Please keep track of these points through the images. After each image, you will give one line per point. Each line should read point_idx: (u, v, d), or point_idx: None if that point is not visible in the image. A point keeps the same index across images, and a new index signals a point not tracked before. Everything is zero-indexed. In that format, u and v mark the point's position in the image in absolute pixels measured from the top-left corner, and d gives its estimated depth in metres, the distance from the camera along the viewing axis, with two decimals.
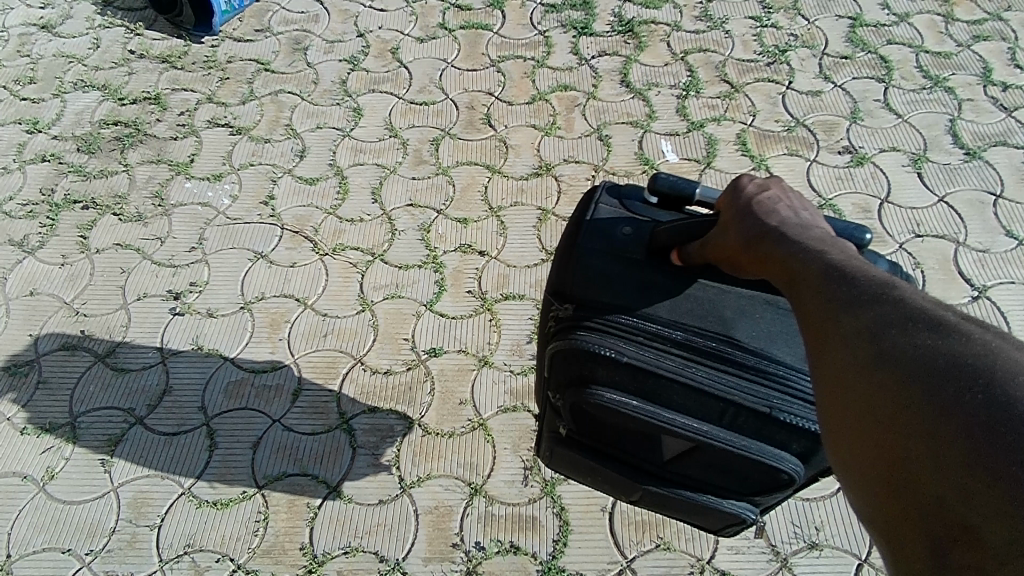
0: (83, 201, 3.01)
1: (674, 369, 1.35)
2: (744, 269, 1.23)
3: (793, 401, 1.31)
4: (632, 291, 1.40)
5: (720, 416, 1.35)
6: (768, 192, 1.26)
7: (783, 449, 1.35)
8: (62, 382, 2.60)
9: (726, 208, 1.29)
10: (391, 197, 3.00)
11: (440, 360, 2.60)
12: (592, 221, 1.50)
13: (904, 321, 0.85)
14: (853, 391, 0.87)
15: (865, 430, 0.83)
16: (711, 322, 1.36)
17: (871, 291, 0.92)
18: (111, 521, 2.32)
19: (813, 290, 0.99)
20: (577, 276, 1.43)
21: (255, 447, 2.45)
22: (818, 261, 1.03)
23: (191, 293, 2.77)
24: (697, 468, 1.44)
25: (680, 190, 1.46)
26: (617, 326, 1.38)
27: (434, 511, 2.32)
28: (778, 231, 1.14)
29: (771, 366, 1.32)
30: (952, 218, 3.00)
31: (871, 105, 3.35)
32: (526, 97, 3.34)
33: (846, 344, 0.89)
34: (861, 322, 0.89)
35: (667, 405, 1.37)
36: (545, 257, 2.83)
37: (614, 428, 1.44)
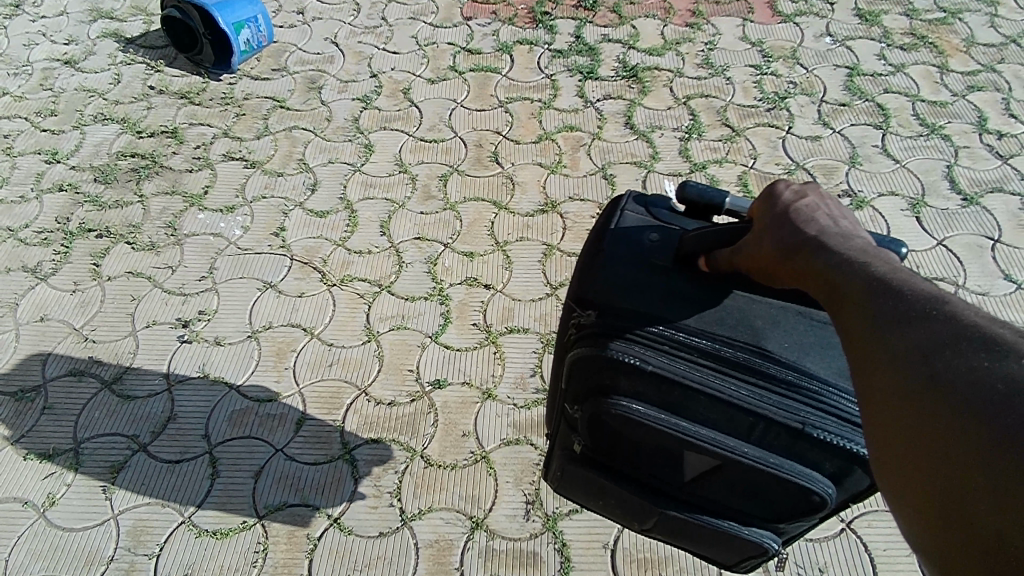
0: (97, 229, 3.07)
1: (701, 381, 1.33)
2: (778, 280, 1.20)
3: (826, 417, 1.28)
4: (657, 297, 1.41)
5: (749, 431, 1.32)
6: (806, 202, 1.23)
7: (815, 469, 1.32)
8: (67, 408, 2.61)
9: (760, 217, 1.28)
10: (399, 231, 3.06)
11: (444, 392, 2.62)
12: (618, 229, 1.53)
13: (956, 340, 0.81)
14: (899, 412, 0.82)
15: (912, 453, 0.80)
16: (742, 332, 1.35)
17: (919, 305, 0.87)
18: (110, 548, 2.31)
19: (856, 302, 0.95)
20: (601, 281, 1.45)
21: (256, 476, 2.45)
22: (859, 273, 0.99)
23: (200, 321, 2.80)
24: (718, 490, 1.42)
25: (709, 199, 1.49)
26: (643, 334, 1.38)
27: (434, 545, 2.30)
28: (817, 241, 1.11)
29: (803, 380, 1.30)
30: (951, 262, 3.05)
31: (869, 150, 3.44)
32: (532, 136, 3.43)
33: (892, 362, 0.85)
34: (910, 340, 0.85)
35: (692, 418, 1.35)
36: (549, 292, 2.87)
37: (633, 444, 1.43)
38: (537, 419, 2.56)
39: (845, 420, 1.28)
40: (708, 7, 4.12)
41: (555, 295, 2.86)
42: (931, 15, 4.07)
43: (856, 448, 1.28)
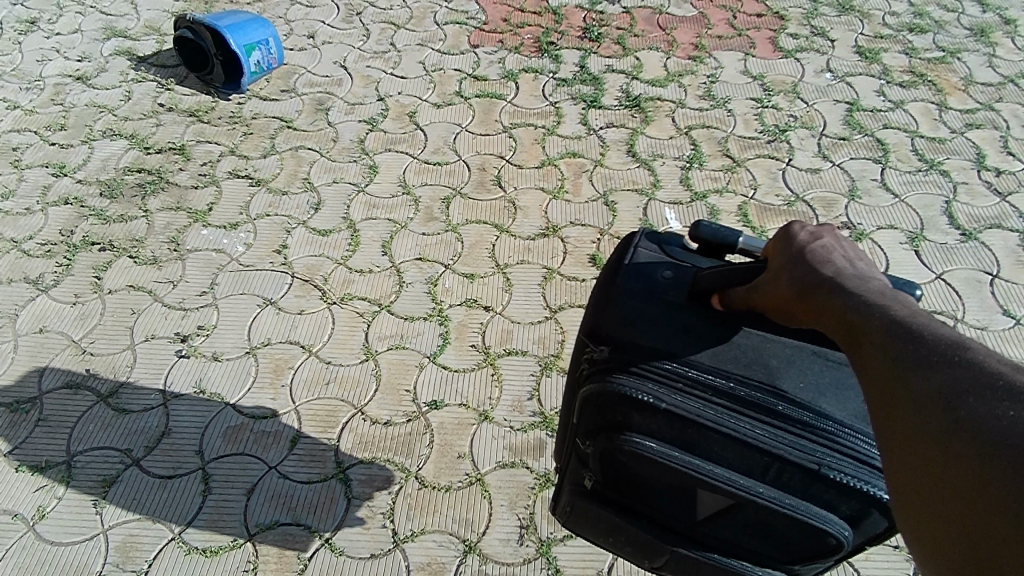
0: (101, 243, 3.09)
1: (716, 420, 1.32)
2: (796, 319, 1.21)
3: (843, 459, 1.28)
4: (670, 334, 1.41)
5: (764, 471, 1.32)
6: (822, 241, 1.25)
7: (832, 511, 1.32)
8: (61, 420, 2.60)
9: (777, 256, 1.29)
10: (401, 251, 3.08)
11: (441, 413, 2.61)
12: (631, 264, 1.53)
13: (979, 387, 0.81)
14: (924, 458, 0.83)
15: (936, 500, 0.80)
16: (757, 371, 1.35)
17: (941, 350, 0.88)
18: (98, 564, 2.28)
19: (877, 343, 0.95)
20: (615, 316, 1.46)
21: (249, 494, 2.43)
22: (877, 314, 1.00)
23: (199, 336, 2.80)
24: (731, 529, 1.41)
25: (723, 238, 1.51)
26: (656, 371, 1.38)
27: (426, 568, 2.27)
28: (834, 282, 1.12)
29: (818, 421, 1.29)
30: (950, 296, 3.06)
31: (869, 183, 3.47)
32: (536, 161, 3.47)
33: (916, 408, 0.86)
34: (932, 385, 0.85)
35: (706, 457, 1.34)
36: (549, 315, 2.87)
37: (645, 482, 1.42)
38: (534, 442, 2.55)
39: (860, 462, 1.27)
40: (711, 41, 4.20)
41: (554, 319, 2.86)
42: (930, 53, 4.14)
43: (874, 490, 1.27)
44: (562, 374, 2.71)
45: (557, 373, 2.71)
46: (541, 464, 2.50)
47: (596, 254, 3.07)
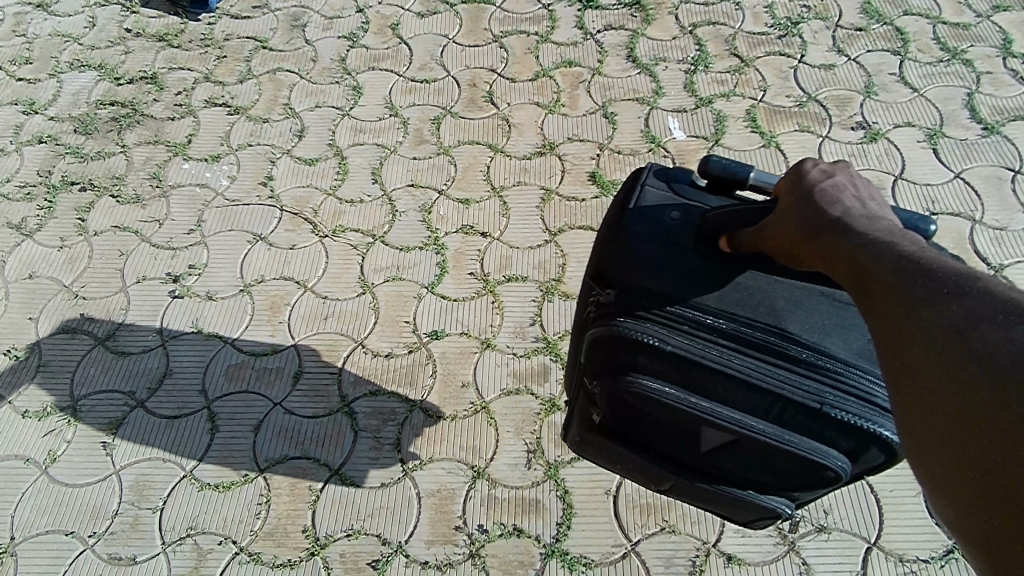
0: (81, 182, 2.97)
1: (720, 361, 1.27)
2: (800, 260, 1.14)
3: (849, 399, 1.23)
4: (676, 278, 1.33)
5: (767, 410, 1.27)
6: (831, 178, 1.16)
7: (834, 446, 1.27)
8: (62, 365, 2.57)
9: (784, 193, 1.21)
10: (392, 177, 2.95)
11: (442, 343, 2.56)
12: (638, 207, 1.41)
13: (997, 316, 0.75)
14: (935, 397, 0.77)
15: (950, 440, 0.74)
16: (762, 313, 1.28)
17: (953, 283, 0.81)
18: (114, 503, 2.31)
19: (885, 282, 0.90)
20: (619, 258, 1.37)
21: (256, 431, 2.43)
22: (886, 252, 0.94)
23: (191, 275, 2.73)
24: (736, 463, 1.37)
25: (731, 174, 1.37)
26: (661, 314, 1.31)
27: (437, 495, 2.29)
28: (842, 220, 1.05)
29: (825, 361, 1.24)
30: (968, 195, 2.92)
31: (885, 78, 3.25)
32: (529, 73, 3.26)
33: (927, 346, 0.80)
34: (947, 321, 0.79)
35: (711, 397, 1.29)
36: (548, 239, 2.77)
37: (650, 420, 1.38)
38: (536, 368, 2.51)
39: (866, 401, 1.23)
40: None
41: (554, 242, 2.76)
42: None
43: (877, 429, 1.23)
44: (564, 299, 2.64)
45: (558, 298, 2.64)
46: (547, 389, 2.47)
47: (596, 172, 2.94)
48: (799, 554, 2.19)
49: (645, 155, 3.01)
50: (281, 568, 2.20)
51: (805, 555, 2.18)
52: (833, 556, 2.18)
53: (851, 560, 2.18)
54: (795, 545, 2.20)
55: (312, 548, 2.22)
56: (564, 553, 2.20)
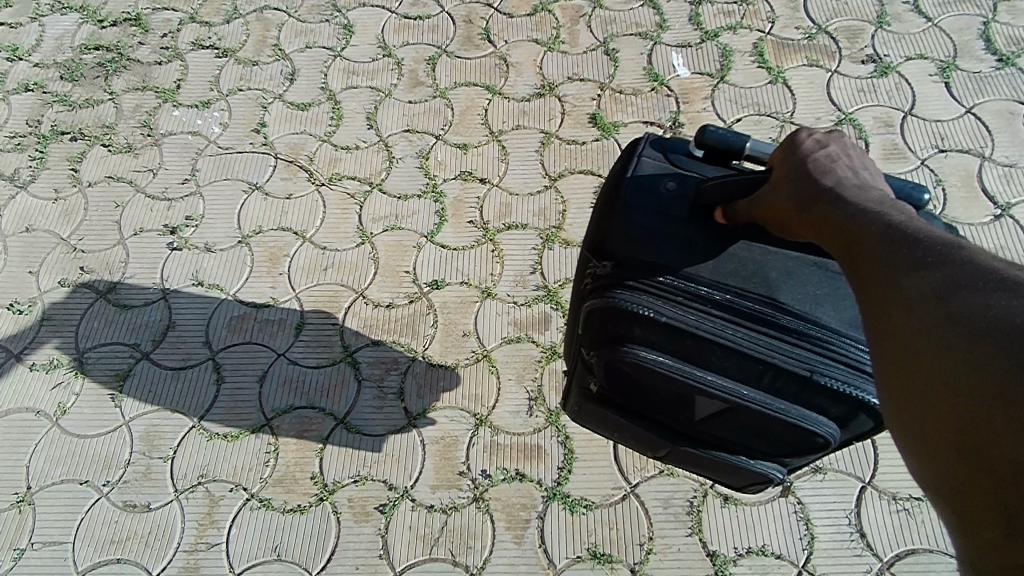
0: (71, 131, 2.91)
1: (714, 331, 1.31)
2: (792, 229, 1.20)
3: (837, 366, 1.28)
4: (672, 250, 1.36)
5: (759, 378, 1.33)
6: (826, 149, 1.23)
7: (822, 413, 1.35)
8: (65, 319, 2.58)
9: (778, 164, 1.27)
10: (387, 122, 2.88)
11: (443, 292, 2.56)
12: (634, 177, 1.42)
13: (975, 282, 0.81)
14: (912, 356, 0.83)
15: (922, 392, 0.80)
16: (756, 284, 1.32)
17: (936, 253, 0.88)
18: (125, 453, 2.37)
19: (874, 252, 0.96)
20: (616, 231, 1.38)
21: (261, 381, 2.46)
22: (875, 224, 1.00)
23: (188, 227, 2.71)
24: (728, 428, 1.45)
25: (729, 144, 1.39)
26: (656, 285, 1.34)
27: (440, 442, 2.35)
28: (834, 192, 1.12)
29: (816, 330, 1.28)
30: (979, 132, 2.84)
31: (898, 7, 3.12)
32: (527, 8, 3.13)
33: (908, 308, 0.86)
34: (927, 284, 0.85)
35: (704, 367, 1.36)
36: (548, 184, 2.73)
37: (646, 389, 1.44)
38: (537, 316, 2.52)
39: (854, 369, 1.28)
40: None
41: (554, 188, 2.72)
42: None
43: (864, 395, 1.28)
44: (565, 246, 2.62)
45: (559, 245, 2.62)
46: (548, 337, 2.49)
47: (596, 113, 2.87)
48: (795, 494, 2.25)
49: (647, 95, 2.93)
50: (292, 513, 2.27)
51: (800, 495, 2.25)
52: (827, 495, 2.25)
53: (845, 499, 2.24)
54: (791, 485, 2.26)
55: (321, 493, 2.29)
56: (566, 496, 2.26)
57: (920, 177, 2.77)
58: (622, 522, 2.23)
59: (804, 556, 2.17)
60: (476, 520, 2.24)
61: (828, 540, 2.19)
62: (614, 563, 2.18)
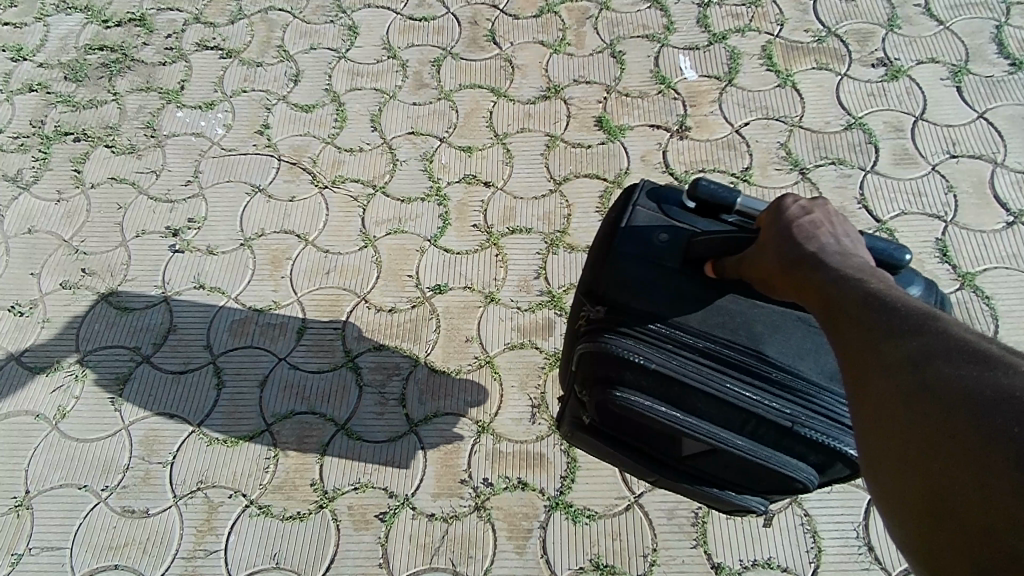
0: (74, 132, 2.90)
1: (700, 379, 1.36)
2: (781, 291, 1.23)
3: (816, 417, 1.33)
4: (663, 298, 1.41)
5: (743, 425, 1.37)
6: (811, 216, 1.28)
7: (802, 459, 1.37)
8: (66, 321, 2.57)
9: (765, 229, 1.32)
10: (391, 125, 2.86)
11: (446, 297, 2.54)
12: (628, 228, 1.48)
13: (946, 352, 0.83)
14: (891, 422, 0.85)
15: (905, 460, 0.82)
16: (741, 336, 1.37)
17: (910, 321, 0.91)
18: (124, 458, 2.35)
19: (853, 319, 0.98)
20: (611, 279, 1.43)
21: (262, 386, 2.44)
22: (855, 291, 1.04)
23: (190, 229, 2.70)
24: (714, 467, 1.47)
25: (720, 199, 1.46)
26: (645, 333, 1.39)
27: (442, 450, 2.32)
28: (816, 258, 1.16)
29: (797, 382, 1.33)
30: (991, 137, 2.80)
31: (910, 10, 3.08)
32: (533, 9, 3.11)
33: (885, 374, 0.88)
34: (903, 351, 0.87)
35: (691, 412, 1.38)
36: (553, 188, 2.70)
37: (636, 428, 1.47)
38: (541, 322, 2.49)
39: (832, 420, 1.32)
40: None
41: (559, 191, 2.70)
42: None
43: (841, 446, 1.33)
44: (569, 251, 2.59)
45: (563, 250, 2.60)
46: (551, 343, 2.46)
47: (602, 116, 2.84)
48: (802, 505, 2.22)
49: (654, 98, 2.90)
50: (291, 520, 2.25)
51: (808, 507, 2.21)
52: (835, 507, 2.21)
53: (853, 512, 2.21)
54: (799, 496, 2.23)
55: (321, 500, 2.27)
56: (569, 505, 2.24)
57: (932, 183, 2.72)
58: (625, 532, 2.20)
59: (811, 569, 2.14)
60: (477, 529, 2.22)
61: (836, 552, 2.16)
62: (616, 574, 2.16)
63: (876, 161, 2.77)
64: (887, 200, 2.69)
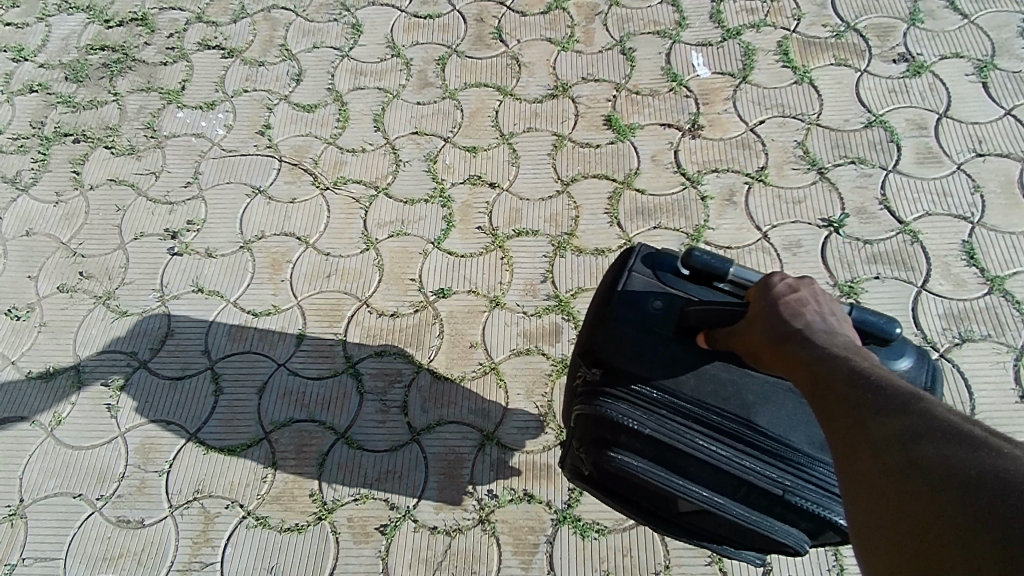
0: (74, 133, 2.85)
1: (693, 446, 1.38)
2: (768, 365, 1.28)
3: (806, 487, 1.34)
4: (657, 365, 1.44)
5: (735, 490, 1.38)
6: (798, 294, 1.32)
7: (793, 524, 1.39)
8: (64, 325, 2.52)
9: (753, 303, 1.36)
10: (394, 125, 2.79)
11: (450, 301, 2.45)
12: (624, 292, 1.52)
13: (932, 432, 0.90)
14: (880, 495, 0.91)
15: (892, 530, 0.88)
16: (733, 405, 1.40)
17: (895, 401, 0.98)
18: (120, 466, 2.29)
19: (842, 396, 1.05)
20: (608, 342, 1.47)
21: (261, 392, 2.37)
22: (843, 368, 1.10)
23: (189, 231, 2.64)
24: (707, 525, 1.48)
25: (712, 268, 1.47)
26: (640, 397, 1.42)
27: (445, 460, 2.24)
28: (804, 334, 1.22)
29: (787, 452, 1.35)
30: (1019, 135, 2.67)
31: (932, 3, 2.96)
32: (541, 6, 3.02)
33: (874, 450, 0.94)
34: (890, 429, 0.94)
35: (685, 476, 1.40)
36: (561, 189, 2.62)
37: (631, 487, 1.49)
38: (549, 328, 2.40)
39: (822, 490, 1.33)
40: None
41: (567, 193, 2.62)
42: None
43: (831, 515, 1.34)
44: (577, 254, 2.51)
45: (571, 253, 2.51)
46: (558, 350, 2.37)
47: (612, 115, 2.76)
48: None
49: (665, 95, 2.80)
50: (289, 532, 2.18)
51: None
52: None
53: None
54: None
55: (320, 511, 2.19)
56: (576, 519, 2.14)
57: (957, 184, 2.60)
58: (636, 548, 2.10)
59: None
60: (481, 543, 2.13)
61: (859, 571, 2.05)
62: None
63: (898, 160, 2.65)
64: (910, 201, 2.58)
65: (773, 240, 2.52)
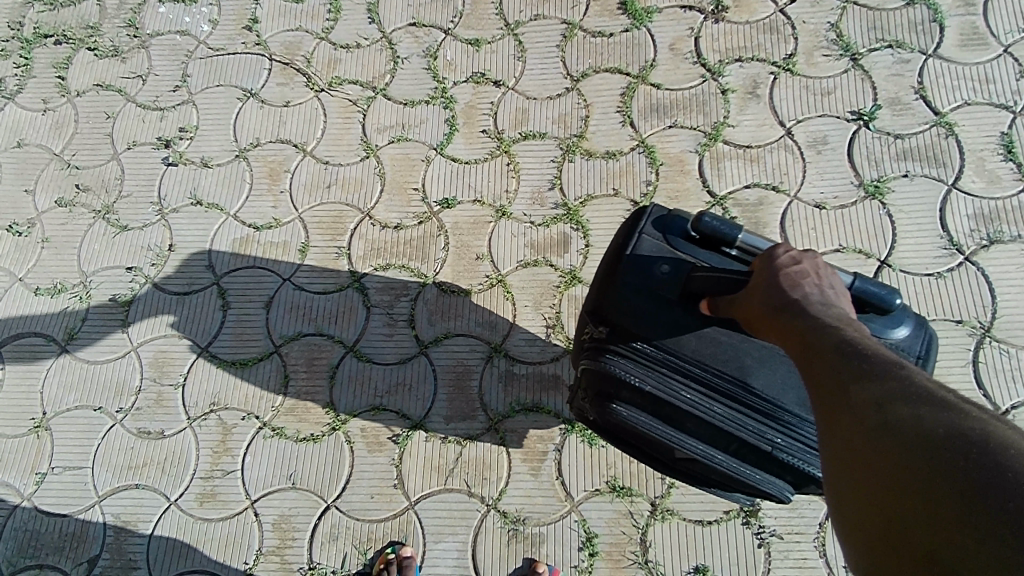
0: (54, 34, 2.68)
1: (691, 403, 1.37)
2: (763, 335, 1.23)
3: (798, 446, 1.33)
4: (660, 330, 1.38)
5: (727, 444, 1.38)
6: (800, 266, 1.27)
7: (779, 477, 1.39)
8: (66, 241, 2.49)
9: (756, 273, 1.30)
10: (390, 16, 2.58)
11: (454, 212, 2.37)
12: (633, 256, 1.43)
13: (908, 397, 0.90)
14: (851, 455, 0.91)
15: (864, 487, 0.87)
16: (731, 367, 1.36)
17: (877, 369, 0.97)
18: (136, 380, 2.33)
19: (827, 363, 1.03)
20: (614, 303, 1.41)
21: (268, 307, 2.36)
22: (831, 335, 1.08)
23: (182, 139, 2.53)
24: (700, 470, 1.51)
25: (721, 235, 1.40)
26: (643, 356, 1.39)
27: (453, 372, 2.25)
28: (801, 304, 1.18)
29: (783, 413, 1.33)
30: None
31: None
32: None
33: (851, 413, 0.93)
34: (868, 393, 0.93)
35: (682, 428, 1.40)
36: (570, 86, 2.45)
37: (630, 434, 1.50)
38: (557, 238, 2.32)
39: (812, 450, 1.33)
40: None
41: (576, 90, 2.44)
42: None
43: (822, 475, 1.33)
44: (587, 158, 2.38)
45: (580, 157, 2.38)
46: (566, 260, 2.30)
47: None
48: None
49: None
50: (305, 442, 2.23)
51: None
52: None
53: None
54: None
55: (333, 423, 2.24)
56: (584, 428, 2.17)
57: (1003, 68, 2.38)
58: None
59: None
60: (491, 452, 2.18)
61: None
62: (633, 496, 2.12)
63: (940, 43, 2.42)
64: (948, 90, 2.37)
65: (797, 138, 2.36)
